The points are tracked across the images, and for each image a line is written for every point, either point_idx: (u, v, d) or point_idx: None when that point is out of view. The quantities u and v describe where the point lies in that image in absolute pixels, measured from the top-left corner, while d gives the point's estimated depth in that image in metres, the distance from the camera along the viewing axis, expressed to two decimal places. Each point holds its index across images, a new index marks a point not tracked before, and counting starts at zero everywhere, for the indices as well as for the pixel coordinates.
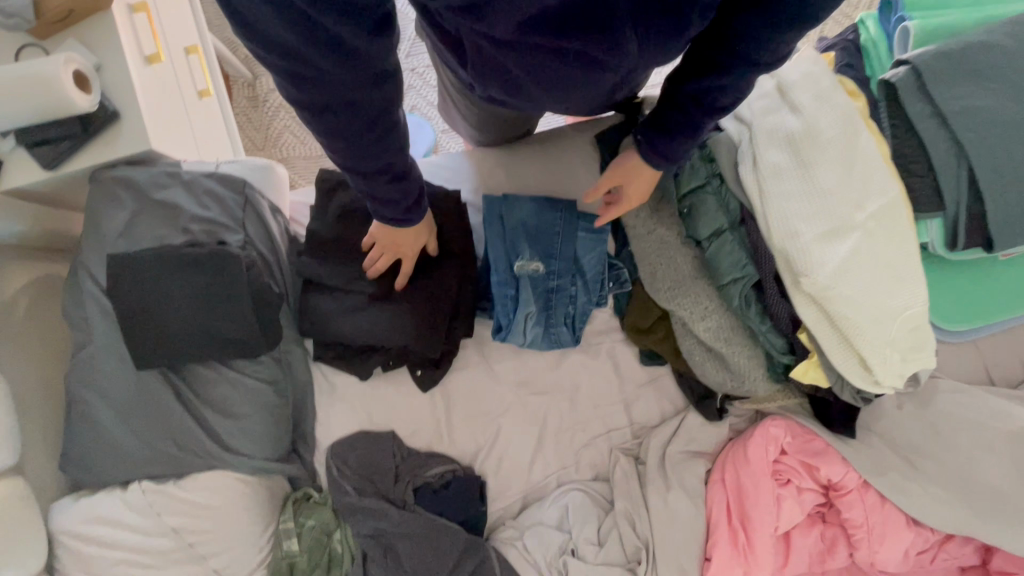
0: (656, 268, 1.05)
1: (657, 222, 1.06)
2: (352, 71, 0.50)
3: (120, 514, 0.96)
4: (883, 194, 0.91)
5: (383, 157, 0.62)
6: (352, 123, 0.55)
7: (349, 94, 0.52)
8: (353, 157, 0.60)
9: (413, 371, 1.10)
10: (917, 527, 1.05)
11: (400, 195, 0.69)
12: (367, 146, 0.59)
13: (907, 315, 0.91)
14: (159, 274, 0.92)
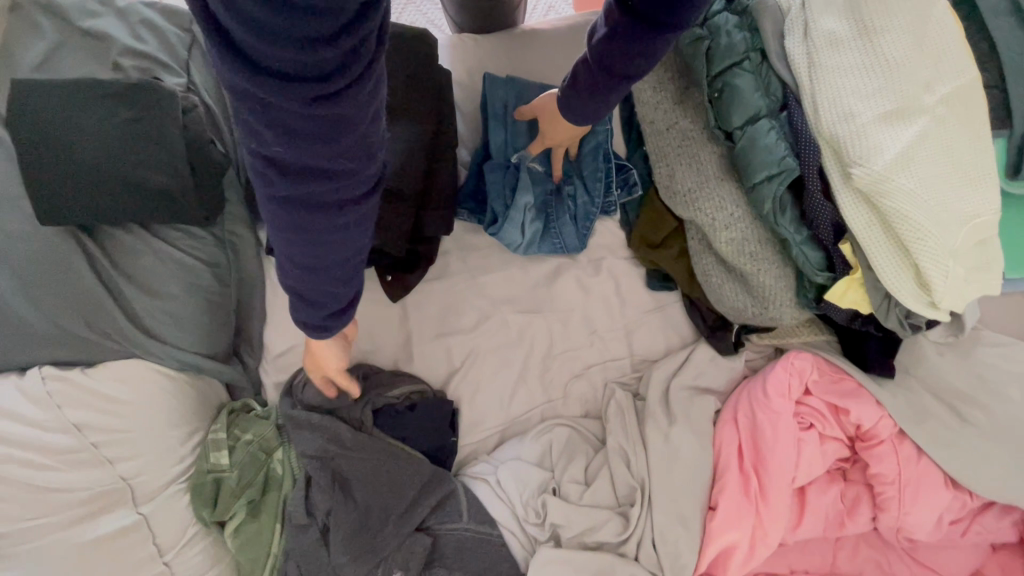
0: (675, 167, 0.91)
1: (680, 114, 0.91)
2: (308, 144, 0.37)
3: (7, 402, 0.78)
4: (958, 75, 0.76)
5: (315, 262, 0.48)
6: (292, 196, 0.41)
7: (304, 163, 0.39)
8: (299, 235, 0.45)
9: (381, 276, 0.92)
10: (955, 491, 0.90)
11: (328, 305, 0.54)
12: (301, 239, 0.45)
13: (976, 223, 0.75)
14: (71, 105, 0.74)
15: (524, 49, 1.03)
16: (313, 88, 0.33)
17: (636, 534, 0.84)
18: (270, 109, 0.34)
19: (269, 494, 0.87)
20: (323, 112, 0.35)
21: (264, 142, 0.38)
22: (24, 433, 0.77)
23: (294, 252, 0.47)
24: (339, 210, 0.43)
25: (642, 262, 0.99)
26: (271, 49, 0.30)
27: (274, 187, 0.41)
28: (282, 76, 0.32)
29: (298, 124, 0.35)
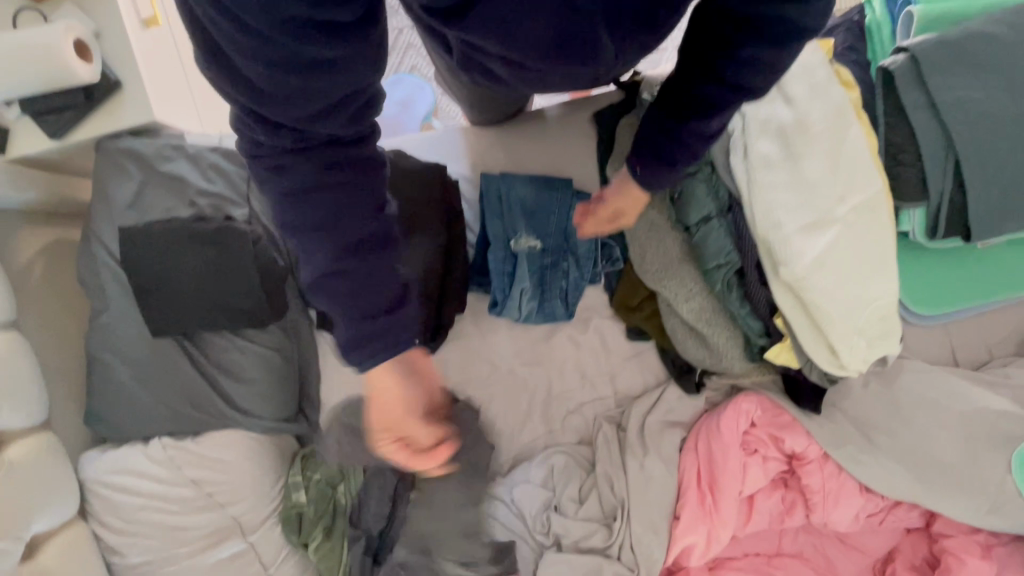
0: (645, 248, 1.09)
1: (648, 205, 1.09)
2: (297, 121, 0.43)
3: (141, 466, 1.04)
4: (865, 189, 0.95)
5: (326, 244, 0.48)
6: (290, 167, 0.46)
7: (291, 134, 0.44)
8: (306, 207, 0.47)
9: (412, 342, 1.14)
10: (868, 495, 1.16)
11: (370, 309, 0.51)
12: (308, 218, 0.48)
13: (877, 305, 0.97)
14: (170, 247, 0.96)
15: (517, 142, 1.19)
16: (295, 80, 0.39)
17: (618, 540, 1.11)
18: (257, 102, 0.41)
19: (338, 519, 1.13)
20: (308, 98, 0.41)
21: (263, 137, 0.45)
22: (154, 488, 1.04)
23: (305, 238, 0.49)
24: (338, 180, 0.47)
25: (622, 321, 1.21)
26: (258, 59, 0.38)
27: (274, 171, 0.46)
28: (268, 78, 0.39)
29: (285, 111, 0.42)
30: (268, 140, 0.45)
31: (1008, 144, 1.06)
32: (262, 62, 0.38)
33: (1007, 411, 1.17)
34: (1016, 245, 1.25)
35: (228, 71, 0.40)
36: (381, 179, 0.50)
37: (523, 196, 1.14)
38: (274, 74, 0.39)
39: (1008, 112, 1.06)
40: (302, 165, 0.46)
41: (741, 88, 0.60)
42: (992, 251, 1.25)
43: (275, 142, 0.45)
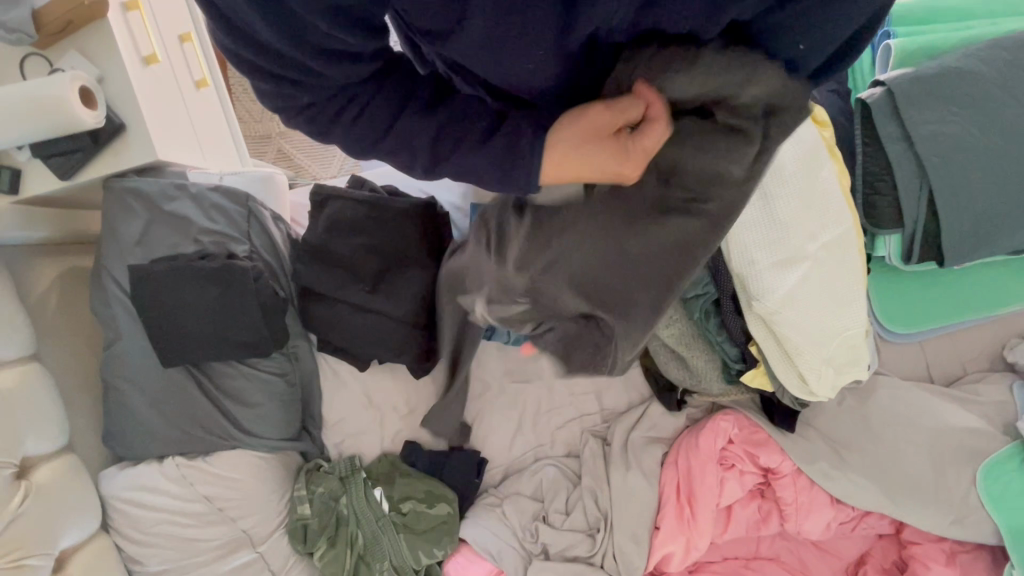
0: None
1: None
2: (339, 78, 0.43)
3: (156, 484, 1.12)
4: (835, 226, 0.99)
5: (420, 125, 0.48)
6: (332, 103, 0.46)
7: (319, 80, 0.43)
8: (366, 120, 0.47)
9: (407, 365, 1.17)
10: (838, 506, 1.23)
11: (505, 151, 0.50)
12: (385, 131, 0.48)
13: (845, 335, 1.02)
14: (178, 285, 1.02)
15: None
16: (342, 41, 0.39)
17: (601, 548, 1.19)
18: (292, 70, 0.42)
19: (342, 530, 1.21)
20: (349, 59, 0.42)
21: (311, 97, 0.45)
22: (169, 504, 1.12)
23: (393, 145, 0.49)
24: (394, 98, 0.48)
25: None
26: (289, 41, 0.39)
27: (334, 120, 0.47)
28: (280, 37, 0.39)
29: (322, 71, 0.42)
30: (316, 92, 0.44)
31: (980, 175, 1.10)
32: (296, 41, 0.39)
33: (972, 426, 1.23)
34: (994, 267, 1.28)
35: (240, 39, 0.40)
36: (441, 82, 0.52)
37: None
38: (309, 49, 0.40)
39: (980, 144, 1.09)
40: (365, 101, 0.46)
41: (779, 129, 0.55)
42: (969, 269, 1.28)
43: (323, 101, 0.45)
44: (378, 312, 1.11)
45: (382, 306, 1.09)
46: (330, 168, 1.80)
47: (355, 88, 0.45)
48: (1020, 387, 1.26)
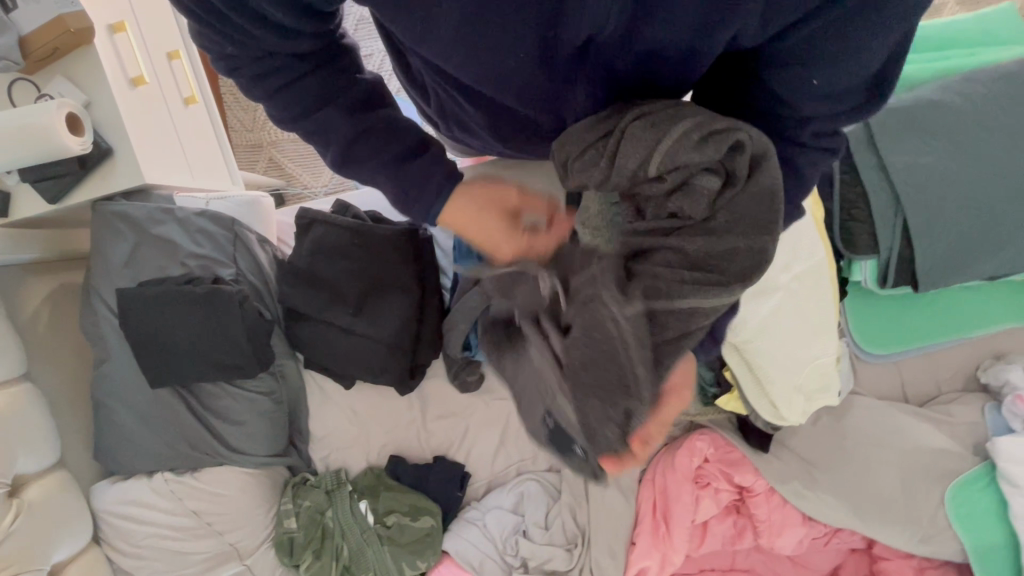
0: None
1: None
2: (283, 53, 0.47)
3: (145, 499, 1.15)
4: (808, 258, 1.01)
5: (344, 120, 0.53)
6: (270, 75, 0.49)
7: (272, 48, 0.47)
8: (298, 100, 0.51)
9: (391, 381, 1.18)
10: (809, 524, 1.27)
11: (415, 175, 0.55)
12: (316, 114, 0.52)
13: (816, 364, 1.04)
14: (164, 308, 1.05)
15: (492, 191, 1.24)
16: (285, 19, 0.43)
17: (579, 562, 1.23)
18: (237, 33, 0.45)
19: (326, 542, 1.24)
20: (295, 36, 0.46)
21: (250, 62, 0.48)
22: (157, 518, 1.15)
23: (320, 129, 0.53)
24: (331, 86, 0.52)
25: None
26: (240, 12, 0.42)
27: (267, 88, 0.50)
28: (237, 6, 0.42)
29: (265, 41, 0.45)
30: (258, 56, 0.48)
31: (954, 206, 1.12)
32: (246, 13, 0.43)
33: (943, 447, 1.26)
34: (970, 292, 1.31)
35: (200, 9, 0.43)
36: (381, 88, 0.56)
37: None
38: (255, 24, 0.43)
39: (954, 175, 1.11)
40: (302, 83, 0.50)
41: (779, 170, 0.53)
42: (946, 292, 1.31)
43: (254, 70, 0.49)
44: (361, 334, 1.14)
45: (366, 329, 1.13)
46: (321, 178, 1.80)
47: (296, 62, 0.49)
48: (991, 408, 1.29)
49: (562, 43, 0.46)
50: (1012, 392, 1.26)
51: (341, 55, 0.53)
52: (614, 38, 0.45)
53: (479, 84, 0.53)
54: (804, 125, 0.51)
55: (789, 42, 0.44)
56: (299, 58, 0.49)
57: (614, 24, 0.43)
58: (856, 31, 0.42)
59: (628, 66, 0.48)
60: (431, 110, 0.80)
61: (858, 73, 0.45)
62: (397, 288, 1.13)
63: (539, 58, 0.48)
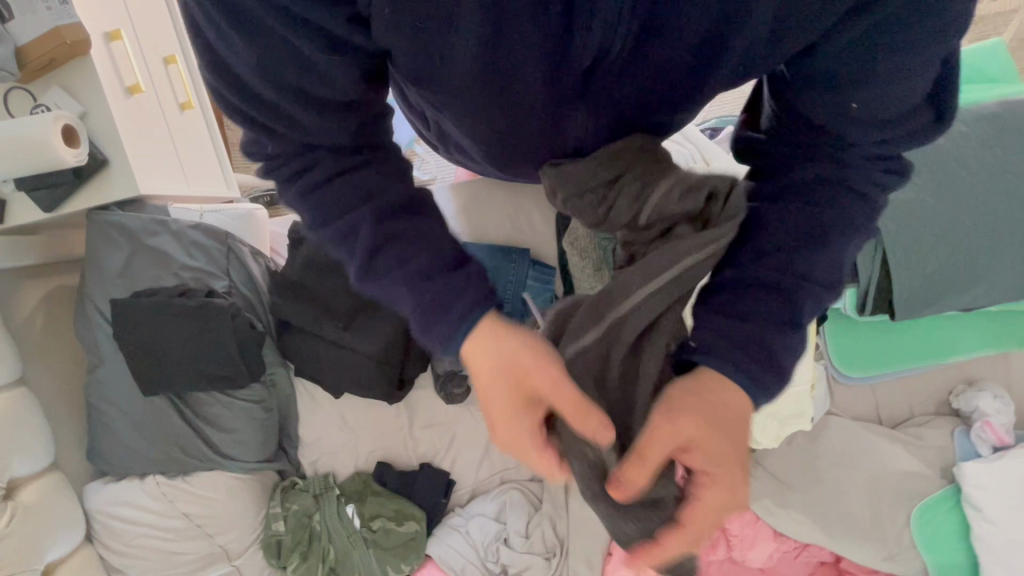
0: None
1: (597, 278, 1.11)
2: (308, 123, 0.37)
3: (137, 500, 1.18)
4: None
5: (364, 223, 0.39)
6: (294, 165, 0.39)
7: (298, 120, 0.37)
8: (322, 196, 0.40)
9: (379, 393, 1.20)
10: (779, 539, 1.33)
11: (445, 294, 0.40)
12: (338, 217, 0.40)
13: (790, 391, 1.08)
14: (157, 319, 1.08)
15: (484, 206, 1.25)
16: (318, 86, 0.35)
17: (557, 571, 1.28)
18: (253, 90, 0.36)
19: (312, 546, 1.27)
20: (325, 96, 0.36)
21: (267, 136, 0.38)
22: (148, 519, 1.18)
23: (340, 232, 0.40)
24: (366, 186, 0.40)
25: None
26: (259, 59, 0.34)
27: (289, 181, 0.40)
28: (265, 79, 0.35)
29: (288, 101, 0.36)
30: (277, 126, 0.37)
31: (932, 241, 1.15)
32: (265, 58, 0.34)
33: (912, 470, 1.31)
34: (946, 320, 1.35)
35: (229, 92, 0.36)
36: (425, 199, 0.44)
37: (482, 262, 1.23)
38: (276, 72, 0.34)
39: (933, 211, 1.14)
40: (325, 173, 0.39)
41: (839, 203, 0.45)
42: (922, 320, 1.35)
43: (275, 146, 0.38)
44: (350, 347, 1.16)
45: (354, 343, 1.15)
46: None
47: (326, 141, 0.39)
48: (961, 433, 1.33)
49: (568, 75, 0.42)
50: (981, 417, 1.31)
51: (384, 151, 0.42)
52: (618, 64, 0.42)
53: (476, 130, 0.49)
54: (848, 148, 0.45)
55: (824, 57, 0.42)
56: (333, 135, 0.39)
57: (620, 49, 0.41)
58: (900, 44, 0.40)
59: (635, 97, 0.46)
60: (430, 133, 0.80)
61: (910, 88, 0.42)
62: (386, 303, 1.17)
63: (546, 93, 0.44)
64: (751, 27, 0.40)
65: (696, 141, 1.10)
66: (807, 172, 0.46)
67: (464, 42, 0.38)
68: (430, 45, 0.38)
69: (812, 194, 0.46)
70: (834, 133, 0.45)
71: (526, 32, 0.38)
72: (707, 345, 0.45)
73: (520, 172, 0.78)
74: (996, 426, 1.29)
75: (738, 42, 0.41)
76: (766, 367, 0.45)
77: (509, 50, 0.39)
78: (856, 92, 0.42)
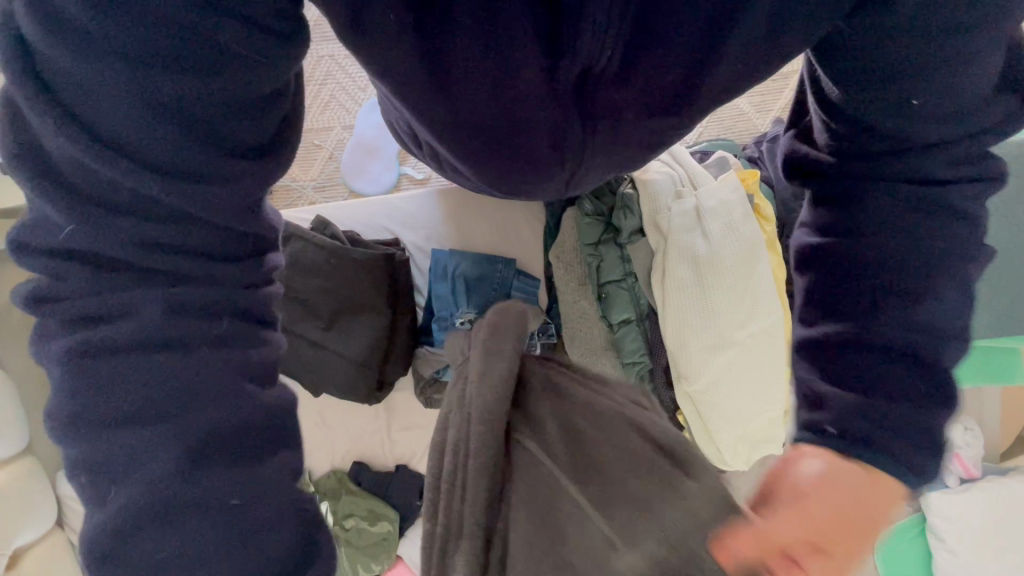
0: (575, 332, 1.15)
1: (580, 294, 1.14)
2: (167, 184, 0.27)
3: None
4: (766, 318, 1.06)
5: (166, 462, 0.30)
6: (76, 347, 0.29)
7: (158, 163, 0.27)
8: (98, 402, 0.29)
9: (357, 395, 1.20)
10: None
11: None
12: (124, 434, 0.30)
13: (764, 418, 1.09)
14: None
15: (473, 214, 1.26)
16: (206, 109, 0.26)
17: None
18: (91, 122, 0.26)
19: None
20: (211, 151, 0.27)
21: (89, 215, 0.28)
22: None
23: (117, 457, 0.30)
24: (188, 388, 0.30)
25: None
26: (112, 78, 0.25)
27: (67, 339, 0.29)
28: (121, 97, 0.25)
29: (145, 144, 0.26)
30: (117, 183, 0.27)
31: None
32: (126, 82, 0.25)
33: None
34: None
35: (47, 121, 0.26)
36: (282, 412, 0.34)
37: (467, 270, 1.20)
38: (139, 96, 0.25)
39: None
40: (131, 354, 0.29)
41: (942, 225, 0.43)
42: None
43: (96, 222, 0.28)
44: (328, 348, 1.18)
45: (335, 344, 1.18)
46: (311, 170, 1.63)
47: (189, 222, 0.29)
48: None
49: (563, 76, 0.49)
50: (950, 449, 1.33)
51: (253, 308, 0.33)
52: (610, 73, 0.49)
53: (480, 125, 0.56)
54: (938, 152, 0.42)
55: (876, 66, 0.40)
56: (201, 221, 0.29)
57: (612, 51, 0.46)
58: (951, 35, 0.37)
59: (630, 106, 0.53)
60: (423, 154, 0.84)
61: (981, 79, 0.39)
62: (362, 308, 1.19)
63: (543, 88, 0.50)
64: (739, 35, 0.45)
65: (684, 164, 1.11)
66: (906, 194, 0.43)
67: (468, 43, 0.45)
68: (436, 49, 0.45)
69: (923, 229, 0.43)
70: (921, 138, 0.42)
71: (524, 37, 0.44)
72: (841, 430, 0.44)
73: (523, 194, 0.80)
74: (963, 457, 1.31)
75: (728, 46, 0.46)
76: (919, 437, 0.43)
77: (511, 49, 0.45)
78: (927, 96, 0.40)
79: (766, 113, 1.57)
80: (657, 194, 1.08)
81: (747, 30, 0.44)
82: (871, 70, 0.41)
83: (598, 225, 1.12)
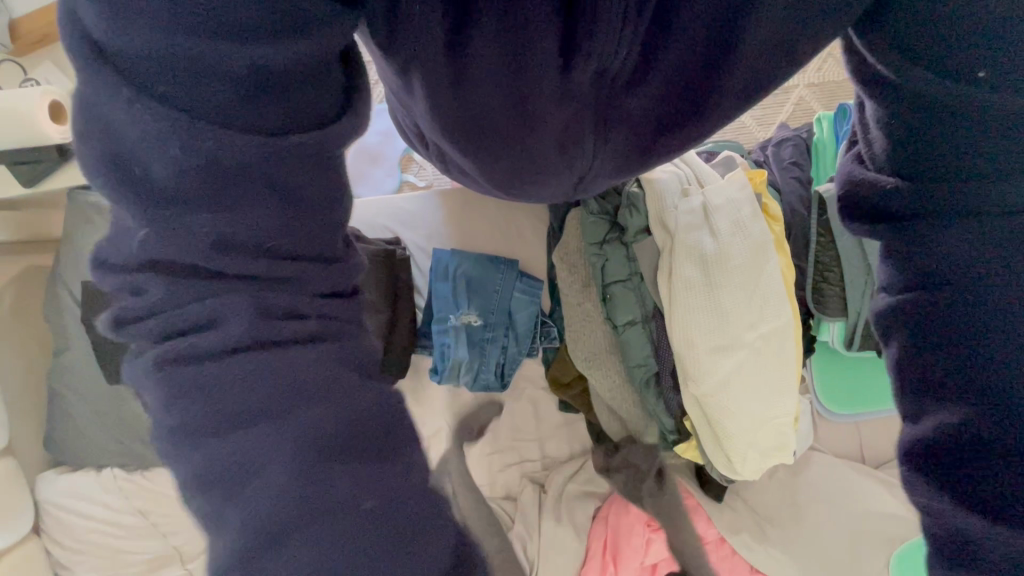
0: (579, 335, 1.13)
1: (586, 296, 1.14)
2: (266, 165, 0.25)
3: (94, 493, 1.18)
4: (775, 318, 1.04)
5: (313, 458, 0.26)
6: (182, 276, 0.26)
7: (248, 150, 0.24)
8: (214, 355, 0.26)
9: None
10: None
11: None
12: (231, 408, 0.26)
13: (776, 422, 1.06)
14: None
15: (474, 215, 1.25)
16: (289, 86, 0.24)
17: None
18: (171, 100, 0.23)
19: None
20: (288, 134, 0.25)
21: (166, 216, 0.25)
22: (101, 512, 1.18)
23: (222, 464, 0.25)
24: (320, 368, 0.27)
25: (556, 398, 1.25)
26: (194, 83, 0.22)
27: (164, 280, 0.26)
28: (215, 86, 0.23)
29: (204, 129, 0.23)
30: (179, 166, 0.24)
31: None
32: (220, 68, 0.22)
33: (893, 512, 1.28)
34: None
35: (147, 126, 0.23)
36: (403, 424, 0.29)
37: (468, 268, 1.16)
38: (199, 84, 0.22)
39: None
40: (230, 378, 0.26)
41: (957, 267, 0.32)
42: None
43: (216, 231, 0.25)
44: None
45: None
46: None
47: (293, 232, 0.27)
48: None
49: (577, 78, 0.48)
50: None
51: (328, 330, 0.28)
52: (627, 69, 0.48)
53: (495, 121, 0.54)
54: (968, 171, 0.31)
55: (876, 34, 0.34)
56: (276, 234, 0.26)
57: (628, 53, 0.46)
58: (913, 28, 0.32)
59: (649, 101, 0.52)
60: (428, 151, 0.82)
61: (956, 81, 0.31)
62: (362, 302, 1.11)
63: (558, 88, 0.49)
64: (750, 36, 0.44)
65: (690, 164, 1.11)
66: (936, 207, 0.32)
67: (492, 40, 0.42)
68: (461, 44, 0.42)
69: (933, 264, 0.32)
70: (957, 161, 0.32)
71: (550, 36, 0.43)
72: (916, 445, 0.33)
73: (530, 195, 0.79)
74: None
75: (746, 42, 0.45)
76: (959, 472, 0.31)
77: (532, 50, 0.44)
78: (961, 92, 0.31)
79: (768, 127, 1.58)
80: (662, 193, 1.06)
81: (763, 20, 0.43)
82: (927, 40, 0.31)
83: (603, 223, 1.11)
